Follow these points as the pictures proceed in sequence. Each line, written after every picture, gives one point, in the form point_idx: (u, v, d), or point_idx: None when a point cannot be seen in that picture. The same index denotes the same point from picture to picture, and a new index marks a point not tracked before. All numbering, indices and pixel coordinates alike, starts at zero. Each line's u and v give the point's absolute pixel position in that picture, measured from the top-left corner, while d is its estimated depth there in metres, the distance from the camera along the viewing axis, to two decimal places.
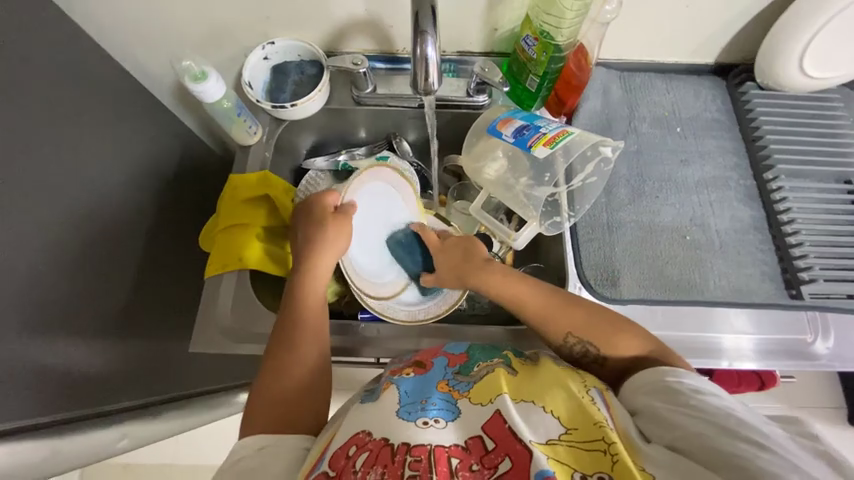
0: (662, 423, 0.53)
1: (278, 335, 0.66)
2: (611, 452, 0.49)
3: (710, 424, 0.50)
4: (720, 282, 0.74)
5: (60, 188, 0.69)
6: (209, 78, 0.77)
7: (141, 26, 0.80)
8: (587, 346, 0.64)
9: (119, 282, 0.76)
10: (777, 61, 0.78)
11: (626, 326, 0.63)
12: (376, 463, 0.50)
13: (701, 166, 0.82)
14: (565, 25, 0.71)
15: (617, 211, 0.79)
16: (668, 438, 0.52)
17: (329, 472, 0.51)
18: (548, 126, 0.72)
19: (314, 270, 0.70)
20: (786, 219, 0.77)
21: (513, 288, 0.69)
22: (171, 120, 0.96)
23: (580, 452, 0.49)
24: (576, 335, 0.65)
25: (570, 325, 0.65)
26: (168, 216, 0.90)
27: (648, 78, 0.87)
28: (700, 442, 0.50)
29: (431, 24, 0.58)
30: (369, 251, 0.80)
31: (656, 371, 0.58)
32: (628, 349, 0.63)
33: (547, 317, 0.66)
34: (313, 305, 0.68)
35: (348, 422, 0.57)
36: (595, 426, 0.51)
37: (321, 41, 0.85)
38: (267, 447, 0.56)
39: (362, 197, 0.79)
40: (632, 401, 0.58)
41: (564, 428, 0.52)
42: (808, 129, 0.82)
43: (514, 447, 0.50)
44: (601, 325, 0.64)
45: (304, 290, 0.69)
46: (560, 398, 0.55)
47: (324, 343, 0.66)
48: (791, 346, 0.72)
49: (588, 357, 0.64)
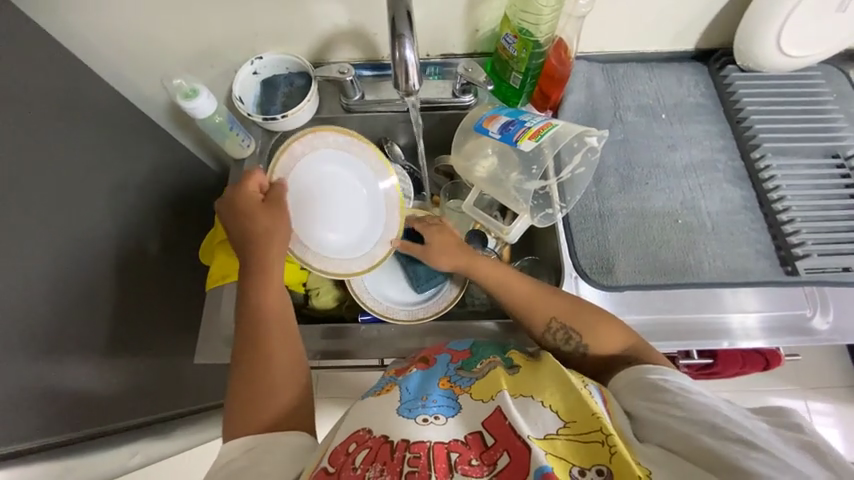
0: (654, 424, 0.53)
1: (245, 338, 0.65)
2: (608, 444, 0.48)
3: (698, 423, 0.50)
4: (715, 263, 0.75)
5: (58, 210, 0.70)
6: (200, 94, 0.80)
7: (132, 50, 0.83)
8: (570, 333, 0.65)
9: (122, 299, 0.78)
10: (754, 42, 0.79)
11: (609, 317, 0.64)
12: (375, 460, 0.51)
13: (689, 150, 0.83)
14: (543, 21, 0.73)
15: (607, 200, 0.80)
16: (659, 439, 0.51)
17: (328, 468, 0.52)
18: (532, 120, 0.73)
19: (260, 260, 0.68)
20: (776, 197, 0.78)
21: (501, 274, 0.70)
22: (166, 139, 0.98)
23: (577, 445, 0.49)
24: (559, 322, 0.66)
25: (553, 312, 0.66)
26: (167, 233, 0.92)
27: (631, 68, 0.88)
28: (688, 441, 0.49)
29: (408, 28, 0.59)
30: (331, 226, 0.79)
31: (639, 368, 0.59)
32: (610, 340, 0.63)
33: (532, 304, 0.67)
34: (271, 296, 0.67)
35: (348, 420, 0.58)
36: (593, 418, 0.51)
37: (308, 53, 0.87)
38: (256, 446, 0.57)
39: (304, 170, 0.77)
40: (625, 403, 0.57)
41: (562, 422, 0.51)
42: (792, 107, 0.83)
43: (513, 443, 0.50)
44: (584, 313, 0.65)
45: (261, 281, 0.68)
46: (558, 392, 0.54)
47: (291, 338, 0.66)
48: (790, 323, 0.73)
49: (570, 345, 0.65)
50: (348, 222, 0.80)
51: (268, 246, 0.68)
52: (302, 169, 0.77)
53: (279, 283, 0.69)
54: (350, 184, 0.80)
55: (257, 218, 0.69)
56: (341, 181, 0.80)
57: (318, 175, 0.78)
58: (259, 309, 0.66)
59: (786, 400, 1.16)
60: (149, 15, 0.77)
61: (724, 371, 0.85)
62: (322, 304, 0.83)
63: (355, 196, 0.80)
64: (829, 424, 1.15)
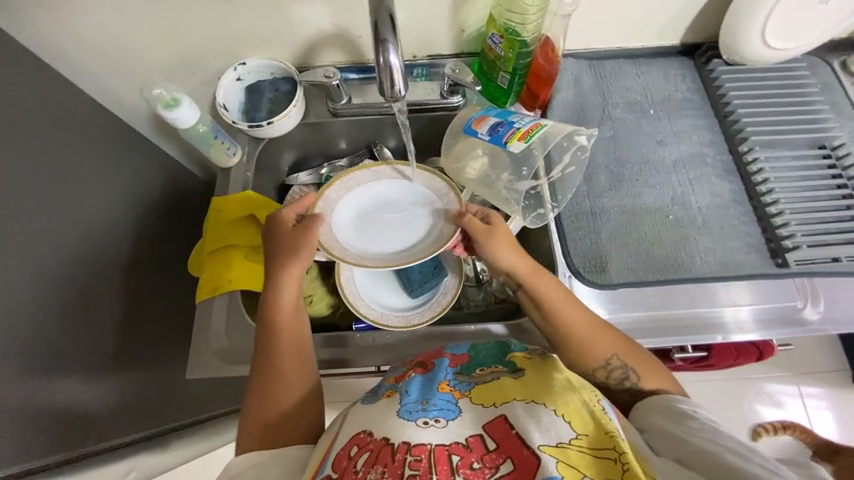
0: (672, 440, 0.54)
1: (260, 356, 0.65)
2: (621, 462, 0.48)
3: (719, 445, 0.51)
4: (707, 257, 0.75)
5: (40, 224, 0.68)
6: (182, 104, 0.78)
7: (109, 57, 0.80)
8: (628, 373, 0.63)
9: (109, 314, 0.76)
10: (739, 36, 0.79)
11: (658, 361, 0.65)
12: (377, 462, 0.50)
13: (677, 145, 0.83)
14: (529, 20, 0.72)
15: (599, 198, 0.80)
16: (675, 453, 0.53)
17: (332, 474, 0.51)
18: (521, 120, 0.73)
19: (279, 280, 0.68)
20: (764, 190, 0.78)
21: (567, 296, 0.68)
22: (150, 149, 0.96)
23: (591, 458, 0.48)
24: (620, 359, 0.64)
25: (612, 348, 0.65)
26: (155, 245, 0.90)
27: (617, 64, 0.88)
28: (703, 456, 0.50)
29: (392, 32, 0.58)
30: (393, 231, 0.75)
31: (670, 397, 0.60)
32: (661, 384, 0.63)
33: (593, 338, 0.65)
34: (285, 316, 0.67)
35: (348, 424, 0.58)
36: (607, 436, 0.50)
37: (292, 58, 0.86)
38: (261, 463, 0.57)
39: (345, 206, 0.76)
40: (642, 422, 0.60)
41: (574, 433, 0.51)
42: (778, 100, 0.83)
43: (520, 453, 0.49)
44: (640, 354, 0.65)
45: (274, 300, 0.68)
46: (572, 404, 0.53)
47: (306, 354, 0.67)
48: (783, 314, 0.74)
49: (623, 385, 0.63)
50: (403, 230, 0.75)
51: (286, 267, 0.68)
52: (342, 211, 0.75)
53: (291, 302, 0.68)
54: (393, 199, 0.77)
55: (279, 239, 0.70)
56: (384, 204, 0.77)
57: (360, 206, 0.77)
58: (272, 329, 0.66)
59: (778, 386, 1.19)
60: (125, 22, 0.75)
61: (718, 363, 0.86)
62: (315, 311, 0.82)
63: (402, 203, 0.77)
64: (821, 407, 1.18)
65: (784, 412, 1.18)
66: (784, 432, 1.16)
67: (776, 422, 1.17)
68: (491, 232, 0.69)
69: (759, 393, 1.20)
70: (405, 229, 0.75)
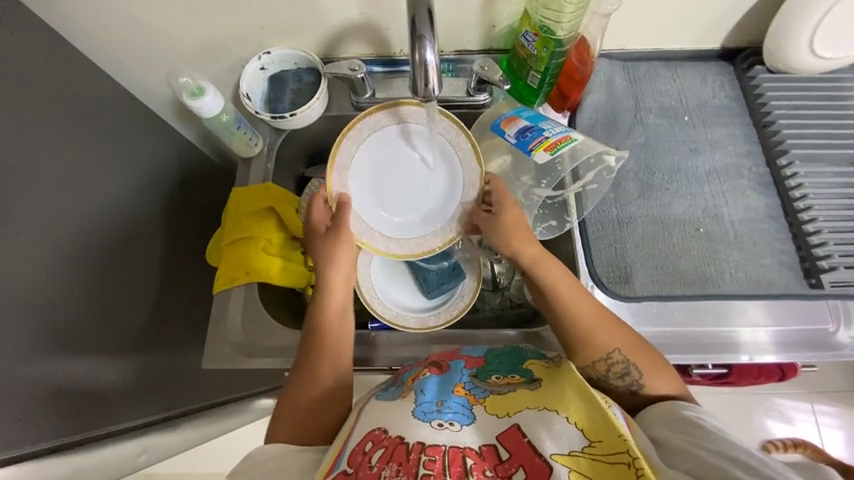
0: (687, 454, 0.52)
1: (305, 345, 0.66)
2: (635, 467, 0.45)
3: (731, 458, 0.49)
4: (737, 274, 0.73)
5: (62, 210, 0.68)
6: (207, 92, 0.78)
7: (137, 41, 0.80)
8: (629, 368, 0.61)
9: (130, 299, 0.76)
10: (786, 44, 0.75)
11: (664, 361, 0.62)
12: (392, 459, 0.50)
13: (712, 154, 0.80)
14: (565, 19, 0.69)
15: (626, 206, 0.78)
16: (686, 468, 0.50)
17: (347, 469, 0.51)
18: (552, 130, 0.70)
19: (328, 275, 0.69)
20: (802, 206, 0.75)
21: (575, 286, 0.65)
22: (172, 135, 0.96)
23: (605, 467, 0.46)
24: (622, 354, 0.61)
25: (615, 342, 0.62)
26: (175, 231, 0.90)
27: (653, 66, 0.85)
28: (719, 472, 0.48)
29: (429, 28, 0.56)
30: (398, 202, 0.75)
31: (673, 404, 0.58)
32: (664, 388, 0.61)
33: (596, 327, 0.63)
34: (331, 314, 0.67)
35: (365, 419, 0.57)
36: (620, 439, 0.47)
37: (317, 49, 0.84)
38: (282, 454, 0.58)
39: (355, 176, 0.73)
40: (652, 431, 0.57)
41: (587, 441, 0.48)
42: (822, 112, 0.79)
43: (531, 460, 0.48)
44: (645, 352, 0.62)
45: (324, 297, 0.68)
46: (584, 411, 0.51)
47: (349, 349, 0.67)
48: (811, 337, 0.71)
49: (624, 380, 0.61)
50: (424, 202, 0.75)
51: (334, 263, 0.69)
52: (365, 200, 0.74)
53: (341, 302, 0.69)
54: (406, 166, 0.76)
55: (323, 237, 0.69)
56: (403, 176, 0.76)
57: (375, 182, 0.75)
58: (319, 325, 0.67)
59: (789, 402, 1.17)
60: (153, 6, 0.74)
61: (738, 381, 0.83)
62: None
63: (405, 167, 0.76)
64: (833, 426, 1.16)
65: (795, 430, 1.16)
66: (795, 450, 1.12)
67: (787, 440, 1.13)
68: (495, 219, 0.69)
69: (771, 408, 1.18)
70: (409, 200, 0.75)
